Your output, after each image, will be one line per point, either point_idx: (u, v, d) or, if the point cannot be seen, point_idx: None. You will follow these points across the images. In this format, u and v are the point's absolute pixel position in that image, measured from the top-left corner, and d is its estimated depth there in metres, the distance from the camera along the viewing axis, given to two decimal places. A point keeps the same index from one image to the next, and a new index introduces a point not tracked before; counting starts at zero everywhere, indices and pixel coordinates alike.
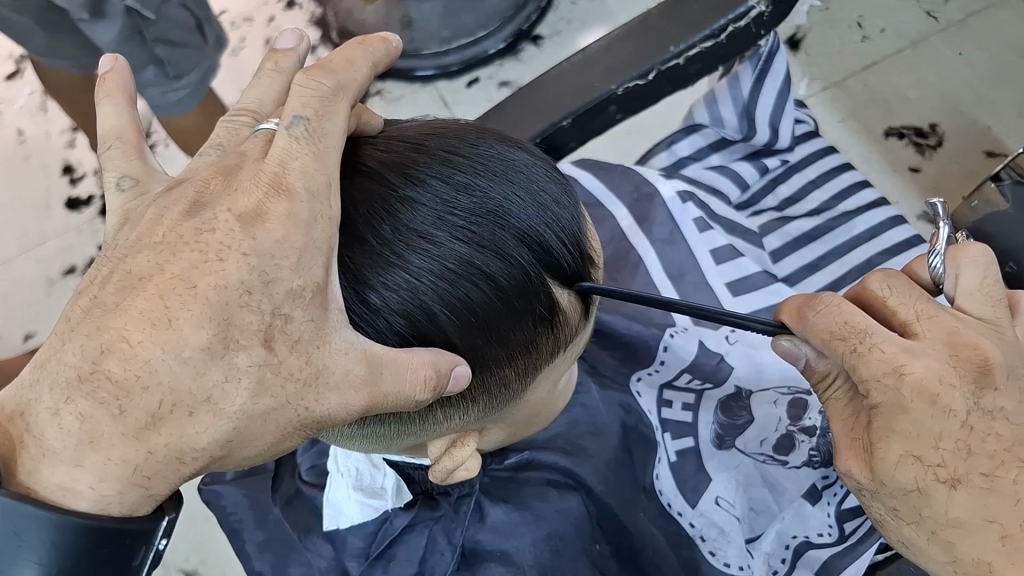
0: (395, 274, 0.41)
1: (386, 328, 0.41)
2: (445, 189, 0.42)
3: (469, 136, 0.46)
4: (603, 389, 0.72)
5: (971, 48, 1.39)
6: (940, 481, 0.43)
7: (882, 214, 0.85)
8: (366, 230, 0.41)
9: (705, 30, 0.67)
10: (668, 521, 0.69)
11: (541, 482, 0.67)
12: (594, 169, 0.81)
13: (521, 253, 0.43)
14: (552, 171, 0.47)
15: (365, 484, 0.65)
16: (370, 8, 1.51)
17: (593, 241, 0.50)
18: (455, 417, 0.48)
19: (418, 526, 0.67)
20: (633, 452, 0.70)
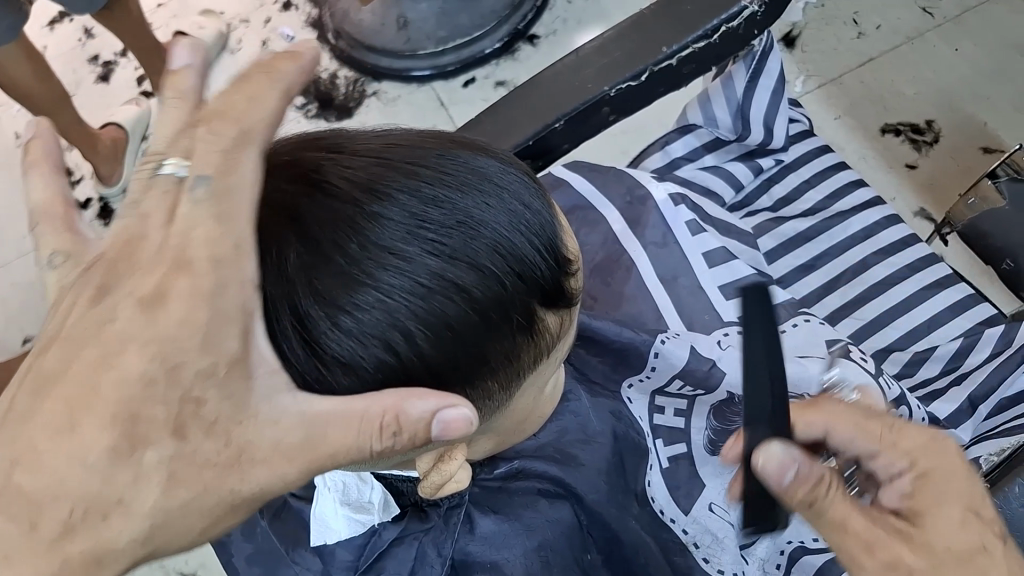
0: (368, 293, 0.41)
1: (363, 349, 0.41)
2: (414, 203, 0.42)
3: (436, 151, 0.46)
4: (593, 397, 0.71)
5: (967, 44, 1.39)
6: (997, 537, 0.45)
7: (877, 214, 0.85)
8: (335, 251, 0.41)
9: (698, 31, 0.67)
10: (662, 528, 0.71)
11: (531, 492, 0.67)
12: (585, 172, 0.81)
13: (493, 262, 0.44)
14: (518, 178, 0.47)
15: (351, 500, 0.61)
16: (366, 9, 1.52)
17: (566, 244, 0.50)
18: (440, 435, 0.48)
19: (406, 538, 0.64)
20: (625, 459, 0.70)
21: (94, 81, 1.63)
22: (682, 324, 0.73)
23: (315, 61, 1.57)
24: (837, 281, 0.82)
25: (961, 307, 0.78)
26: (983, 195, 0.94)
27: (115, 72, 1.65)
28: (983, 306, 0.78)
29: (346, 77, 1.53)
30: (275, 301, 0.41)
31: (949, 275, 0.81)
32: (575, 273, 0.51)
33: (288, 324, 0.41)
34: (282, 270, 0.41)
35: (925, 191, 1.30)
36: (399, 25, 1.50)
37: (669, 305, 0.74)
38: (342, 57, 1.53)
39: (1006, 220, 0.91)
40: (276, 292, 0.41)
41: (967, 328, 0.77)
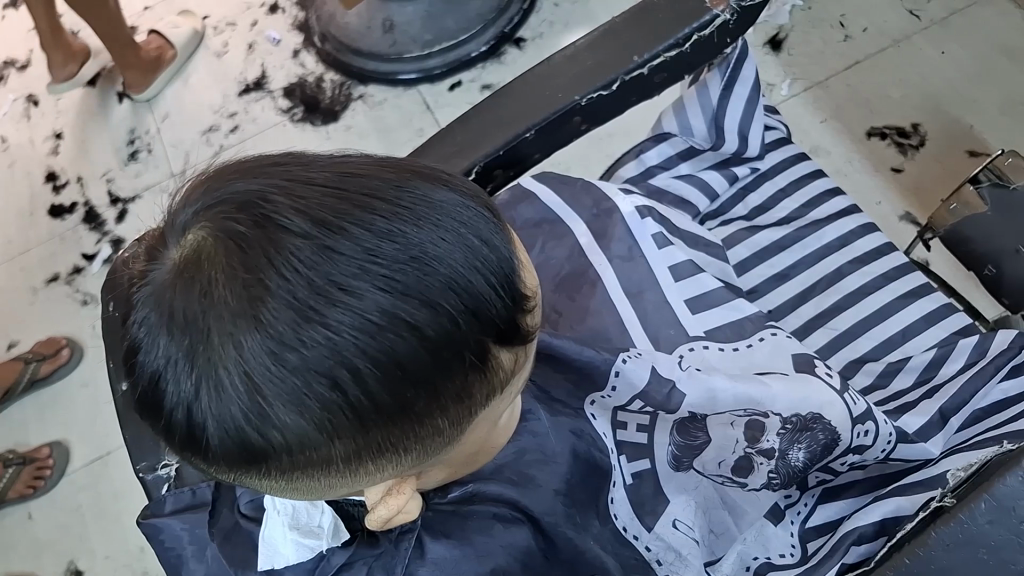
0: (314, 331, 0.38)
1: (305, 386, 0.39)
2: (367, 236, 0.39)
3: (397, 176, 0.43)
4: (552, 416, 0.66)
5: (953, 46, 1.38)
6: None
7: (853, 222, 0.85)
8: (279, 284, 0.38)
9: (670, 39, 0.66)
10: (624, 545, 0.70)
11: (488, 514, 0.62)
12: (554, 184, 0.80)
13: (449, 300, 0.41)
14: (484, 211, 0.45)
15: (301, 525, 0.54)
16: (353, 12, 1.50)
17: (528, 285, 0.47)
18: (389, 470, 0.46)
19: (356, 563, 0.58)
20: (589, 479, 0.68)
21: (80, 84, 1.63)
22: (648, 340, 0.72)
23: (301, 65, 1.57)
24: (811, 290, 0.82)
25: (936, 317, 0.78)
26: (964, 201, 0.93)
27: (101, 74, 1.64)
28: (958, 315, 0.78)
29: (331, 80, 1.54)
30: (215, 332, 0.38)
31: (925, 284, 0.80)
32: (536, 307, 0.48)
33: (229, 357, 0.38)
34: (223, 303, 0.38)
35: (909, 195, 1.30)
36: (385, 28, 1.48)
37: (634, 319, 0.73)
38: (329, 61, 1.54)
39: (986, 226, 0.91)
40: (215, 323, 0.38)
41: (941, 338, 0.77)
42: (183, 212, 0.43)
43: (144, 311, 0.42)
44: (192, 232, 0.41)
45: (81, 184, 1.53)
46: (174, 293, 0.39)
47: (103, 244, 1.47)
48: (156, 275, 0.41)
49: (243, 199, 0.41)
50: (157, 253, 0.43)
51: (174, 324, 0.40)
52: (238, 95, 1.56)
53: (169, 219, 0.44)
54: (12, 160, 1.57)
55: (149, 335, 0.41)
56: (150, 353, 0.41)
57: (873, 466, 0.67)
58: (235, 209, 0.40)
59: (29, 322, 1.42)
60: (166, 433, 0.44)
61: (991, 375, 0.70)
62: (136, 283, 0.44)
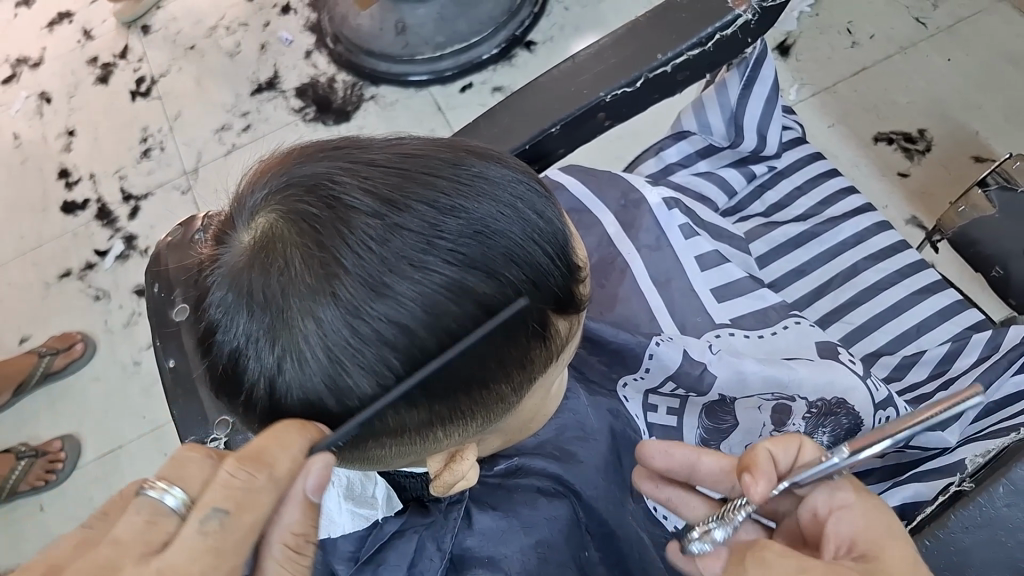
0: (388, 303, 0.42)
1: (382, 356, 0.43)
2: (430, 213, 0.44)
3: (451, 158, 0.48)
4: (591, 395, 0.75)
5: (959, 53, 1.40)
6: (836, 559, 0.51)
7: (868, 220, 0.87)
8: (353, 262, 0.42)
9: (693, 38, 0.68)
10: (655, 523, 0.76)
11: (531, 488, 0.70)
12: (581, 177, 0.84)
13: (510, 271, 0.45)
14: (533, 187, 0.49)
15: (355, 493, 0.61)
16: (365, 14, 1.52)
17: (579, 253, 0.52)
18: (455, 434, 0.50)
19: (407, 531, 0.65)
20: (622, 457, 0.75)
21: (93, 83, 1.64)
22: (675, 325, 0.75)
23: (314, 65, 1.58)
24: (827, 285, 0.84)
25: (950, 312, 0.80)
26: (973, 203, 0.95)
27: (113, 73, 1.65)
28: (971, 311, 0.80)
29: (343, 81, 1.56)
30: (295, 308, 0.43)
31: (939, 280, 0.82)
32: (583, 277, 0.53)
33: (309, 330, 0.43)
34: (302, 283, 0.43)
35: (916, 198, 1.31)
36: (397, 30, 1.49)
37: (661, 306, 0.76)
38: (341, 62, 1.56)
39: (995, 229, 0.92)
40: (295, 299, 0.43)
41: (956, 333, 0.79)
42: (250, 194, 0.47)
43: (221, 292, 0.46)
44: (262, 216, 0.45)
45: (94, 181, 1.54)
46: (255, 274, 0.44)
47: (115, 240, 1.48)
48: (232, 257, 0.46)
49: (311, 182, 0.45)
50: (228, 235, 0.48)
51: (255, 302, 0.44)
52: (250, 94, 1.58)
53: (236, 201, 0.48)
54: (24, 156, 1.59)
55: (227, 314, 0.46)
56: (230, 331, 0.46)
57: (890, 454, 0.72)
58: (303, 192, 0.44)
59: (41, 317, 1.43)
60: (248, 404, 0.48)
61: (1004, 369, 0.72)
62: (209, 266, 0.49)
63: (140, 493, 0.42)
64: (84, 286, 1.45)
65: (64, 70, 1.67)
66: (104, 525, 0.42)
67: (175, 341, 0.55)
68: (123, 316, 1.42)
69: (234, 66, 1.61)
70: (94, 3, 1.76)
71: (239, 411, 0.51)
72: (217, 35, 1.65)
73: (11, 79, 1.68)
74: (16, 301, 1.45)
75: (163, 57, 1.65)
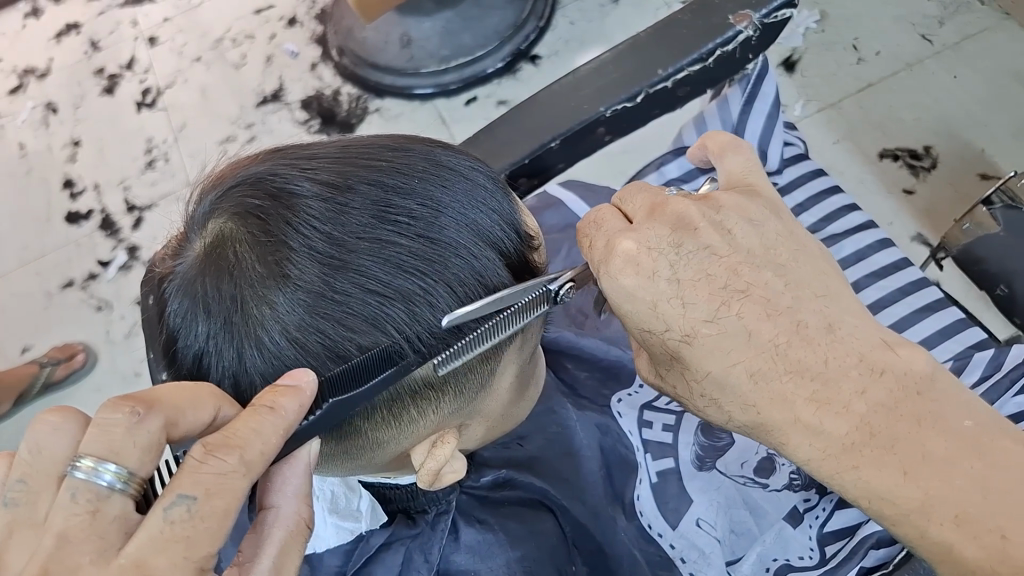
0: (344, 280, 0.46)
1: (344, 333, 0.47)
2: (373, 193, 0.47)
3: (390, 145, 0.51)
4: (581, 409, 0.81)
5: (965, 71, 1.39)
6: (704, 322, 0.51)
7: (870, 237, 0.87)
8: (300, 244, 0.46)
9: (693, 54, 0.67)
10: (649, 542, 0.77)
11: (515, 501, 0.74)
12: (581, 192, 0.92)
13: (460, 238, 0.48)
14: (477, 163, 0.52)
15: (341, 508, 0.65)
16: (370, 27, 1.51)
17: (533, 226, 0.55)
18: (429, 414, 0.54)
19: (394, 543, 0.68)
20: (614, 472, 0.79)
21: (99, 94, 1.65)
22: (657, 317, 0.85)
23: (319, 78, 1.58)
24: None
25: (951, 331, 0.81)
26: (979, 220, 0.94)
27: (120, 84, 1.65)
28: (973, 330, 0.81)
29: (348, 93, 1.56)
30: (250, 299, 0.46)
31: (939, 299, 0.83)
32: (537, 248, 0.55)
33: (265, 318, 0.46)
34: (254, 273, 0.46)
35: (922, 216, 1.31)
36: (402, 43, 1.48)
37: None
38: (346, 74, 1.56)
39: (998, 248, 0.91)
40: (249, 289, 0.46)
41: (958, 351, 0.79)
42: (198, 206, 0.50)
43: (180, 300, 0.49)
44: (211, 221, 0.48)
45: (97, 191, 1.54)
46: (210, 272, 0.47)
47: (118, 251, 1.48)
48: (187, 266, 0.48)
49: (254, 181, 0.48)
50: (181, 248, 0.51)
51: (213, 300, 0.47)
52: (255, 106, 1.58)
53: (187, 218, 0.51)
54: (28, 167, 1.59)
55: (187, 320, 0.49)
56: (192, 335, 0.49)
57: None
58: (250, 188, 0.47)
59: (41, 328, 1.43)
60: None
61: (1006, 389, 0.74)
62: (167, 279, 0.51)
63: (69, 473, 0.40)
64: (86, 297, 1.45)
65: (70, 81, 1.67)
66: (33, 497, 0.40)
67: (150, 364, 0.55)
68: (124, 327, 1.42)
69: (235, 79, 1.62)
70: (102, 13, 1.76)
71: None
72: (222, 48, 1.66)
73: (18, 89, 1.67)
74: (19, 309, 1.45)
75: (169, 68, 1.65)
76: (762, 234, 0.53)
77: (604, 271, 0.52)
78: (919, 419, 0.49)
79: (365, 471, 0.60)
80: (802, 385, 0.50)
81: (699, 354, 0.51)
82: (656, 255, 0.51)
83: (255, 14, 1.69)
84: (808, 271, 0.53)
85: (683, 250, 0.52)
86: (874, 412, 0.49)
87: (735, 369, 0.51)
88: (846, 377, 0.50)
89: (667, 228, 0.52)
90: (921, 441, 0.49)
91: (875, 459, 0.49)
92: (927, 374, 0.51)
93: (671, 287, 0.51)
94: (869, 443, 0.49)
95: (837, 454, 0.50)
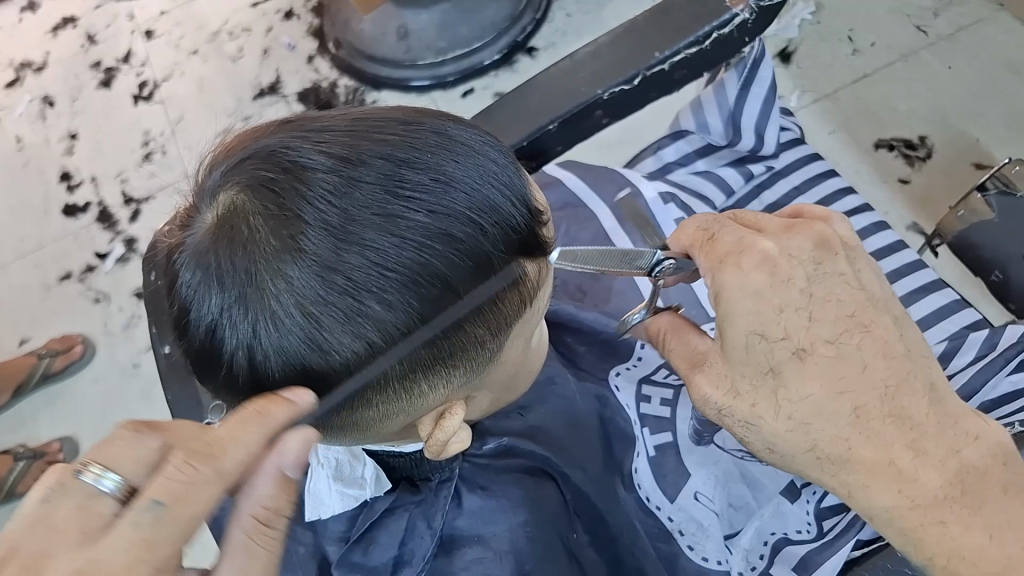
0: (357, 253, 0.46)
1: (357, 307, 0.47)
2: (386, 167, 0.47)
3: (403, 119, 0.51)
4: (580, 380, 0.82)
5: (960, 61, 1.40)
6: (824, 342, 0.52)
7: (866, 220, 0.88)
8: (313, 218, 0.46)
9: (690, 37, 0.68)
10: (647, 514, 0.78)
11: (517, 470, 0.74)
12: (577, 172, 0.93)
13: (472, 212, 0.49)
14: (486, 136, 0.53)
15: (344, 475, 0.66)
16: (368, 19, 1.51)
17: (540, 202, 0.56)
18: (438, 388, 0.54)
19: (398, 509, 0.69)
20: (613, 446, 0.80)
21: (96, 86, 1.65)
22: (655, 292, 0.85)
23: (316, 70, 1.59)
24: None
25: (946, 312, 0.82)
26: (973, 207, 0.95)
27: (116, 77, 1.66)
28: (967, 311, 0.82)
29: (345, 85, 1.56)
30: (264, 272, 0.46)
31: (934, 281, 0.84)
32: (545, 223, 0.56)
33: (279, 290, 0.46)
34: (269, 247, 0.46)
35: (918, 205, 1.31)
36: (399, 35, 1.48)
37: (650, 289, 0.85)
38: (343, 67, 1.56)
39: (992, 232, 0.92)
40: (264, 262, 0.46)
41: (953, 332, 0.81)
42: (209, 177, 0.50)
43: (190, 271, 0.49)
44: (223, 192, 0.48)
45: (95, 183, 1.54)
46: (224, 245, 0.47)
47: (116, 243, 1.49)
48: (198, 237, 0.49)
49: (267, 154, 0.48)
50: (192, 219, 0.51)
51: (227, 272, 0.47)
52: (252, 99, 1.58)
53: (197, 188, 0.51)
54: (26, 159, 1.59)
55: (199, 292, 0.49)
56: (204, 306, 0.49)
57: None
58: (262, 162, 0.48)
59: (38, 319, 1.43)
60: (227, 379, 0.52)
61: (1000, 368, 0.74)
62: (176, 250, 0.52)
63: (75, 476, 0.41)
64: (82, 291, 1.45)
65: (68, 74, 1.68)
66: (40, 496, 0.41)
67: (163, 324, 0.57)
68: (122, 318, 1.43)
69: (232, 71, 1.62)
70: (98, 7, 1.76)
71: (220, 389, 0.54)
72: (220, 41, 1.66)
73: (15, 82, 1.68)
74: (16, 302, 1.45)
75: (166, 60, 1.66)
76: (877, 276, 0.56)
77: (725, 265, 0.54)
78: (1005, 487, 0.52)
79: (371, 441, 0.60)
80: (902, 435, 0.52)
81: (806, 373, 0.52)
82: (796, 267, 0.53)
83: (252, 6, 1.70)
84: (909, 328, 0.55)
85: (821, 269, 0.54)
86: (967, 473, 0.53)
87: (843, 399, 0.52)
88: (941, 436, 0.53)
89: (810, 244, 0.55)
90: (1006, 507, 0.52)
91: (964, 516, 0.52)
92: (1010, 450, 0.54)
93: (802, 298, 0.53)
94: (958, 498, 0.52)
95: (926, 505, 0.52)
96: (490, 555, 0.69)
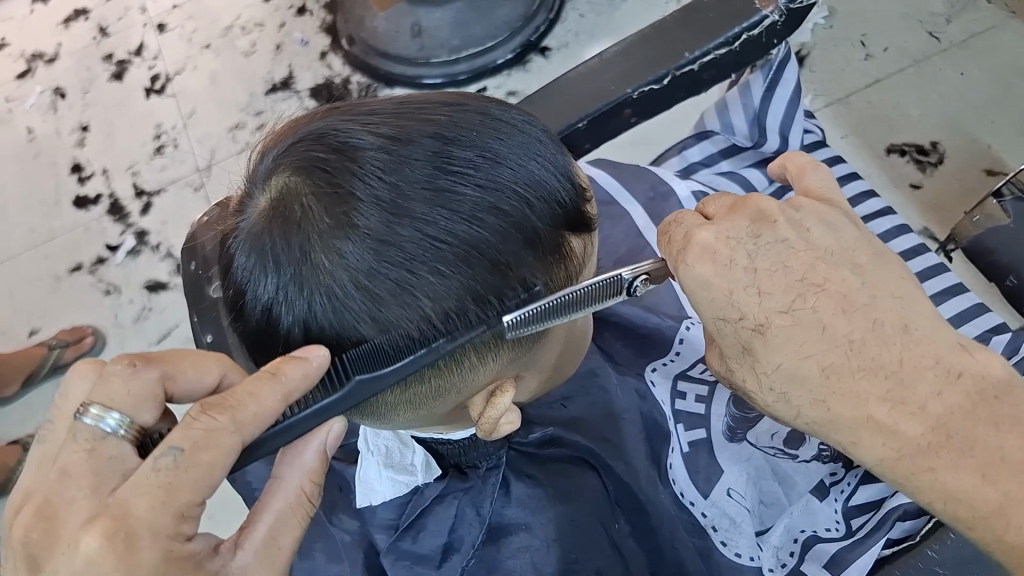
0: (409, 227, 0.47)
1: (411, 280, 0.47)
2: (434, 144, 0.48)
3: (447, 100, 0.52)
4: (621, 374, 0.83)
5: (973, 67, 1.41)
6: (780, 313, 0.50)
7: (889, 223, 0.89)
8: (365, 195, 0.46)
9: (719, 38, 0.68)
10: (682, 509, 0.78)
11: (561, 459, 0.76)
12: (608, 170, 0.94)
13: (520, 186, 0.49)
14: (529, 116, 0.53)
15: (395, 461, 0.70)
16: (381, 16, 1.51)
17: (586, 181, 0.56)
18: (491, 364, 0.54)
19: (447, 497, 0.70)
20: (651, 441, 0.80)
21: (108, 79, 1.65)
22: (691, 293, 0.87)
23: (328, 66, 1.59)
24: None
25: (969, 315, 0.83)
26: (987, 212, 0.96)
27: (128, 70, 1.66)
28: (989, 315, 0.83)
29: (357, 82, 1.56)
30: (319, 249, 0.47)
31: (957, 284, 0.85)
32: (591, 199, 0.56)
33: (334, 266, 0.47)
34: (324, 224, 0.47)
35: (930, 210, 1.32)
36: (412, 32, 1.49)
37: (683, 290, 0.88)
38: (355, 64, 1.56)
39: (1009, 236, 0.92)
40: (319, 239, 0.47)
41: (976, 334, 0.81)
42: (260, 163, 0.51)
43: (247, 254, 0.50)
44: (275, 176, 0.49)
45: (106, 176, 1.54)
46: (278, 226, 0.48)
47: (126, 235, 1.49)
48: (253, 220, 0.50)
49: (317, 136, 0.49)
50: (246, 204, 0.52)
51: (282, 251, 0.48)
52: (264, 94, 1.58)
53: (249, 175, 0.52)
54: (37, 151, 1.59)
55: (256, 273, 0.50)
56: (261, 286, 0.50)
57: None
58: (312, 143, 0.49)
59: (49, 310, 1.43)
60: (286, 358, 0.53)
61: None
62: (231, 235, 0.53)
63: (77, 419, 0.46)
64: (93, 283, 1.45)
65: (79, 65, 1.68)
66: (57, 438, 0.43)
67: (212, 315, 0.59)
68: (132, 310, 1.43)
69: (244, 66, 1.62)
70: None
71: None
72: (232, 35, 1.66)
73: (26, 73, 1.68)
74: (27, 293, 1.45)
75: (177, 54, 1.66)
76: (838, 235, 0.52)
77: (680, 259, 0.53)
78: (997, 421, 0.49)
79: (419, 423, 0.61)
80: (877, 385, 0.50)
81: (771, 345, 0.51)
82: (734, 246, 0.52)
83: (265, 2, 1.70)
84: (886, 272, 0.52)
85: (761, 241, 0.52)
86: (953, 413, 0.49)
87: (808, 362, 0.50)
88: (921, 378, 0.49)
89: (745, 221, 0.53)
90: (999, 442, 0.49)
91: (952, 460, 0.49)
92: (1005, 379, 0.50)
93: (748, 276, 0.51)
94: (945, 444, 0.49)
95: (912, 453, 0.50)
96: (534, 543, 0.70)
